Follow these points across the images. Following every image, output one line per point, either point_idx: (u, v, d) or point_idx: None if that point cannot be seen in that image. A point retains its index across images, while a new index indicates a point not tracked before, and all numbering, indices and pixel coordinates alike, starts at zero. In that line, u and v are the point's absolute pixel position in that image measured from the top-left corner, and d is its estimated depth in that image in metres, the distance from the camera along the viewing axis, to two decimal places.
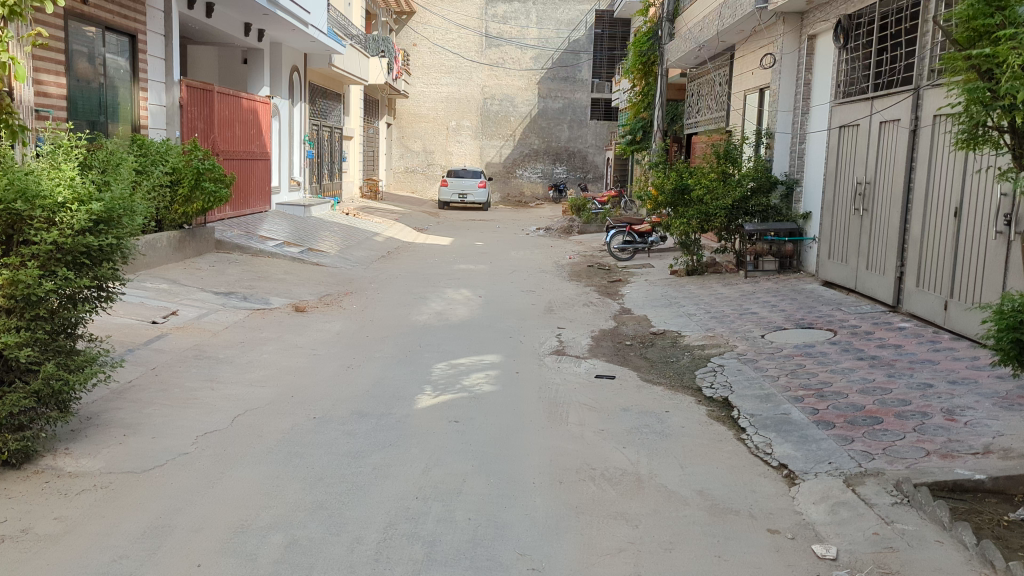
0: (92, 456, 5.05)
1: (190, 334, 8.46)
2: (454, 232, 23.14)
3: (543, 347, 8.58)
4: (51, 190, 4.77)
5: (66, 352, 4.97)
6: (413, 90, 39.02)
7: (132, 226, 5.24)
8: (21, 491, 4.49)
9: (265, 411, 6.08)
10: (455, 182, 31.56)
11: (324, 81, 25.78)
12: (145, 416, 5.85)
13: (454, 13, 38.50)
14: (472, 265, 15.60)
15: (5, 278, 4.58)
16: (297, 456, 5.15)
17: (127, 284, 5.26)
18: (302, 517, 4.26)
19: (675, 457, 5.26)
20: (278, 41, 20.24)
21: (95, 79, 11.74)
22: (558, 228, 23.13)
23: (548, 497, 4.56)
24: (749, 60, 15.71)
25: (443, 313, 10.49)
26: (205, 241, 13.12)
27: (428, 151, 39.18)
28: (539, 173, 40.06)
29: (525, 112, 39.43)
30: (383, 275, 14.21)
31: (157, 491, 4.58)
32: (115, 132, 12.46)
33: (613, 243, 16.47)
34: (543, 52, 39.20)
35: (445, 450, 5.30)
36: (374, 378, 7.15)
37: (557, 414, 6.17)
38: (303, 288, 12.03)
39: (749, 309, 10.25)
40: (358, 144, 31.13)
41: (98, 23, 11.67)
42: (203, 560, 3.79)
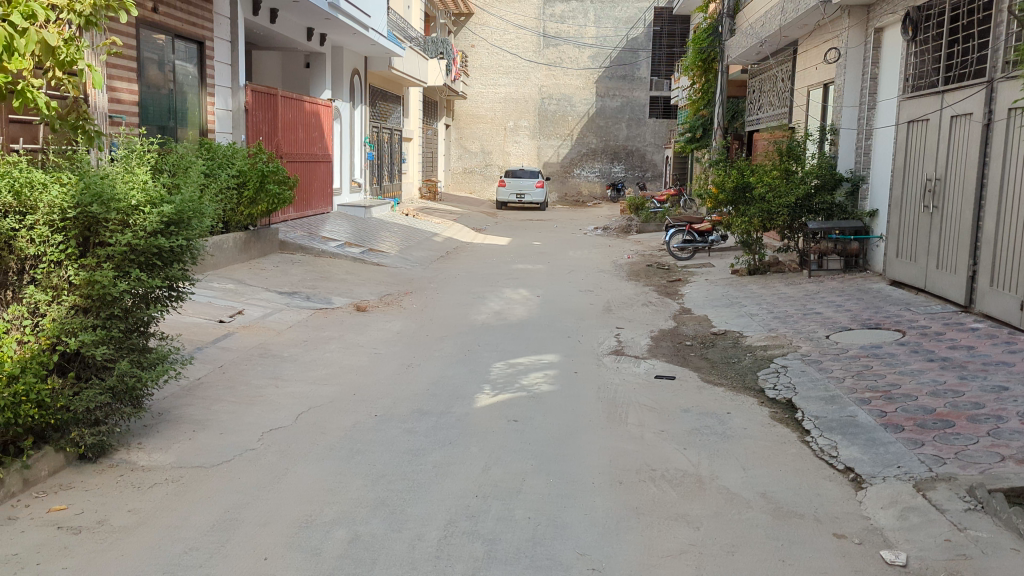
0: (164, 451, 5.22)
1: (255, 333, 8.66)
2: (512, 232, 23.20)
3: (602, 347, 8.54)
4: (125, 194, 4.95)
5: (139, 351, 5.15)
6: (471, 91, 39.22)
7: (201, 228, 5.40)
8: (97, 484, 4.66)
9: (328, 409, 6.19)
10: (514, 182, 31.63)
11: (383, 83, 26.13)
12: (213, 412, 6.02)
13: (512, 14, 38.60)
14: (530, 265, 15.62)
15: (83, 278, 4.75)
16: (360, 453, 5.24)
17: (195, 284, 5.42)
18: (364, 513, 4.32)
19: (737, 459, 5.19)
20: (339, 45, 20.60)
21: (164, 85, 12.12)
22: (616, 227, 22.99)
23: (608, 497, 4.55)
24: (813, 55, 15.37)
25: (501, 313, 10.53)
26: (269, 242, 13.42)
27: (486, 152, 39.34)
28: (597, 173, 39.89)
29: (583, 112, 39.31)
30: (442, 275, 14.33)
31: (224, 486, 4.71)
32: (184, 136, 12.84)
33: (672, 242, 16.30)
34: (601, 50, 39.00)
35: (505, 449, 5.32)
36: (434, 377, 7.22)
37: (616, 415, 6.14)
38: (364, 288, 12.21)
39: (813, 309, 10.04)
40: (417, 146, 31.45)
41: (168, 31, 12.05)
42: (270, 554, 3.88)
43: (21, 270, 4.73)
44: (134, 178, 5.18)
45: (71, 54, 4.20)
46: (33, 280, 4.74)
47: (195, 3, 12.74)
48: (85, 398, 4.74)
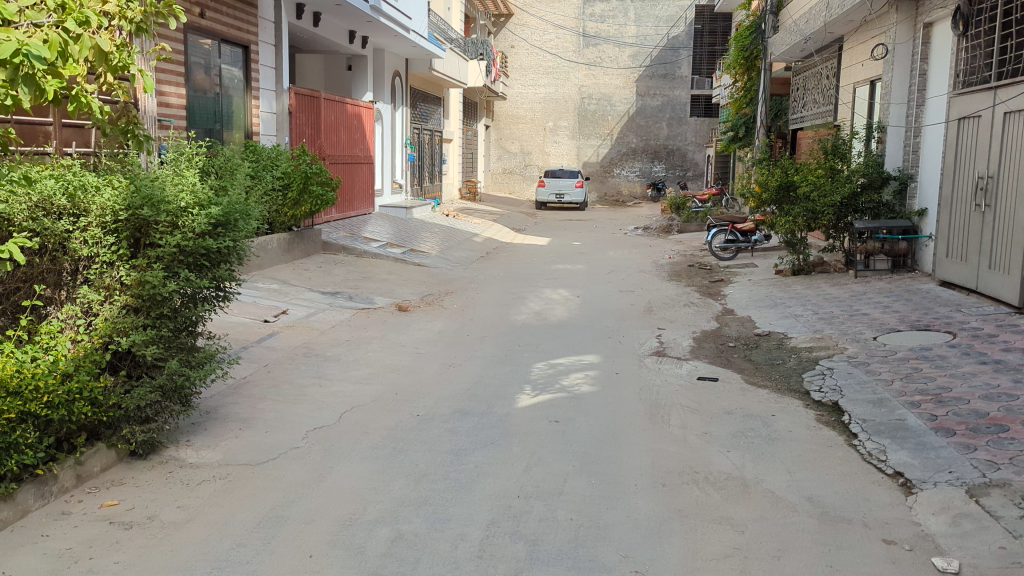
0: (211, 448, 5.31)
1: (299, 332, 8.79)
2: (552, 232, 23.17)
3: (643, 348, 8.49)
4: (174, 197, 5.05)
5: (188, 350, 5.24)
6: (511, 91, 39.29)
7: (247, 229, 5.48)
8: (148, 480, 4.77)
9: (371, 408, 6.25)
10: (553, 182, 31.58)
11: (424, 85, 26.28)
12: (258, 411, 6.11)
13: (552, 14, 38.57)
14: (570, 265, 15.58)
15: (134, 279, 4.85)
16: (402, 452, 5.28)
17: (242, 284, 5.50)
18: (407, 512, 4.36)
19: (782, 463, 5.12)
20: (381, 47, 20.79)
21: (211, 89, 12.35)
22: (657, 227, 22.81)
23: (651, 499, 4.52)
24: (860, 51, 15.10)
25: (542, 313, 10.52)
26: (313, 242, 13.60)
27: (525, 152, 39.34)
28: (638, 172, 39.63)
29: (623, 111, 39.09)
30: (483, 275, 14.37)
31: (271, 483, 4.77)
32: (229, 138, 13.07)
33: (714, 242, 16.13)
34: (642, 49, 38.75)
35: (546, 450, 5.32)
36: (475, 377, 7.24)
37: (658, 416, 6.10)
38: (405, 288, 12.30)
39: (860, 310, 9.86)
40: (457, 147, 31.58)
41: (214, 35, 12.28)
42: (316, 552, 3.92)
43: (75, 270, 4.85)
44: (183, 180, 5.28)
45: (123, 59, 4.28)
46: (86, 280, 4.86)
47: (241, 9, 12.97)
48: (136, 397, 4.84)
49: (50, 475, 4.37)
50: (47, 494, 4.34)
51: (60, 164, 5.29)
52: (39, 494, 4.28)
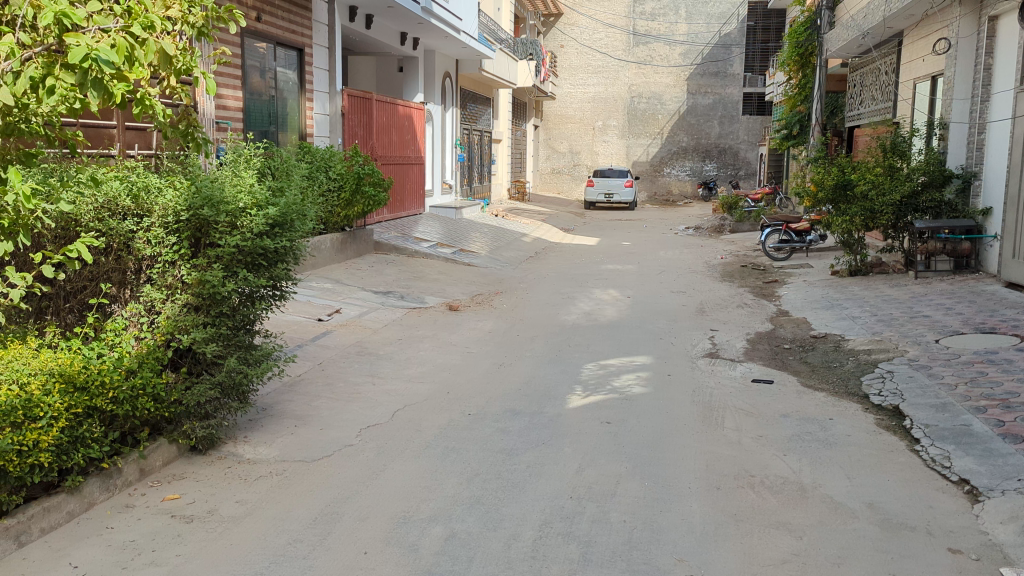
0: (268, 444, 5.41)
1: (351, 331, 8.90)
2: (601, 232, 23.05)
3: (696, 349, 8.40)
4: (233, 197, 5.12)
5: (246, 347, 5.31)
6: (560, 91, 39.22)
7: (304, 229, 5.51)
8: (207, 474, 4.88)
9: (423, 407, 6.30)
10: (602, 182, 31.43)
11: (474, 85, 26.40)
12: (313, 408, 6.20)
13: (602, 13, 38.39)
14: (620, 266, 15.48)
15: (194, 278, 4.95)
16: (454, 452, 5.30)
17: (298, 283, 5.55)
18: (460, 511, 4.38)
19: (841, 467, 5.01)
20: (431, 48, 20.94)
21: (266, 92, 12.58)
22: (708, 227, 22.52)
23: (706, 502, 4.46)
24: (920, 46, 14.73)
25: (592, 313, 10.49)
26: (365, 242, 13.76)
27: (574, 152, 39.26)
28: (688, 172, 39.21)
29: (673, 109, 38.69)
30: (532, 275, 14.36)
31: (326, 480, 4.84)
32: (285, 140, 13.30)
33: (768, 242, 15.88)
34: (693, 47, 38.30)
35: (598, 451, 5.29)
36: (525, 377, 7.24)
37: (712, 418, 6.02)
38: (456, 287, 12.36)
39: (921, 312, 9.60)
40: (507, 147, 31.65)
41: (270, 39, 12.51)
42: (370, 549, 3.97)
43: (139, 269, 5.00)
44: (241, 181, 5.37)
45: (188, 62, 4.41)
46: (149, 279, 5.00)
47: (296, 13, 13.22)
48: (196, 393, 4.94)
49: (114, 468, 4.49)
50: (112, 486, 4.46)
51: (125, 166, 5.46)
52: (104, 487, 4.39)
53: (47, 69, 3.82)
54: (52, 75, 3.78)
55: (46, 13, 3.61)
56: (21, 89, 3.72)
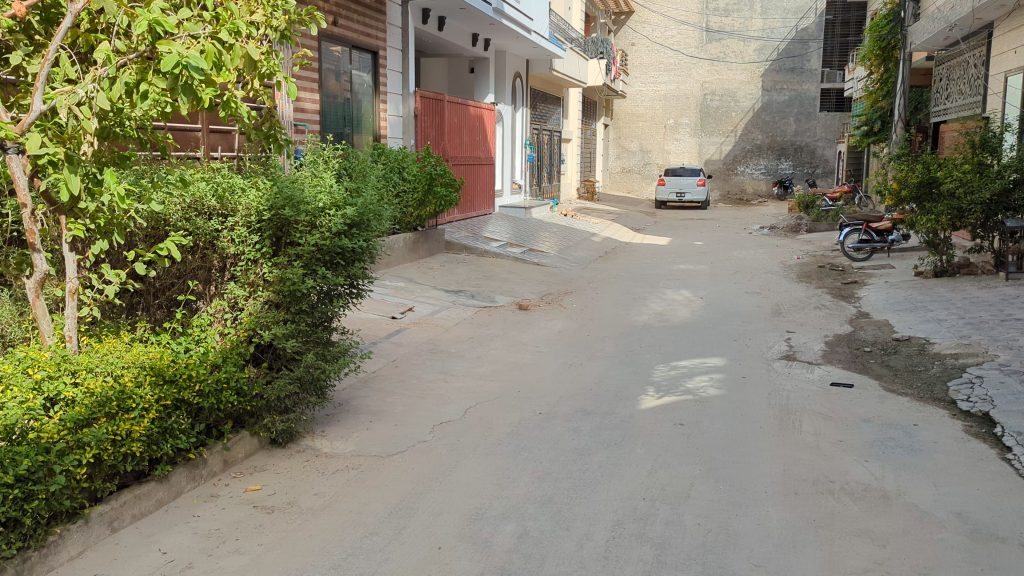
0: (344, 439, 5.53)
1: (424, 329, 9.02)
2: (672, 232, 22.74)
3: (772, 351, 8.24)
4: (313, 198, 5.23)
5: (324, 344, 5.40)
6: (631, 90, 38.91)
7: (380, 229, 5.59)
8: (287, 467, 5.01)
9: (495, 405, 6.34)
10: (674, 181, 31.03)
11: (544, 85, 26.44)
12: (387, 404, 6.31)
13: (674, 10, 37.89)
14: (691, 266, 15.28)
15: (275, 275, 5.09)
16: (525, 450, 5.31)
17: (374, 282, 5.63)
18: (532, 509, 4.39)
19: (926, 475, 4.84)
20: (503, 49, 21.05)
21: (341, 94, 12.84)
22: (784, 226, 22.02)
23: (784, 507, 4.37)
24: (1012, 38, 14.16)
25: (664, 314, 10.38)
26: (437, 242, 13.92)
27: (644, 151, 38.92)
28: (763, 170, 38.42)
29: (747, 107, 37.96)
30: (603, 275, 14.30)
31: (400, 475, 4.92)
32: (359, 142, 13.57)
33: (847, 242, 15.44)
34: (768, 43, 37.54)
35: (671, 452, 5.24)
36: (596, 377, 7.21)
37: (788, 422, 5.89)
38: (526, 287, 12.38)
39: (1012, 315, 9.18)
40: (576, 147, 31.55)
41: (345, 42, 12.76)
42: (443, 544, 4.01)
43: (223, 267, 5.19)
44: (320, 182, 5.49)
45: (272, 67, 4.55)
46: (233, 276, 5.18)
47: (370, 15, 13.46)
48: (276, 387, 5.08)
49: (200, 459, 4.64)
50: (198, 476, 4.62)
51: (211, 168, 5.67)
52: (190, 476, 4.56)
53: (141, 74, 3.99)
54: (145, 80, 3.95)
55: (141, 21, 3.77)
56: (116, 95, 3.90)
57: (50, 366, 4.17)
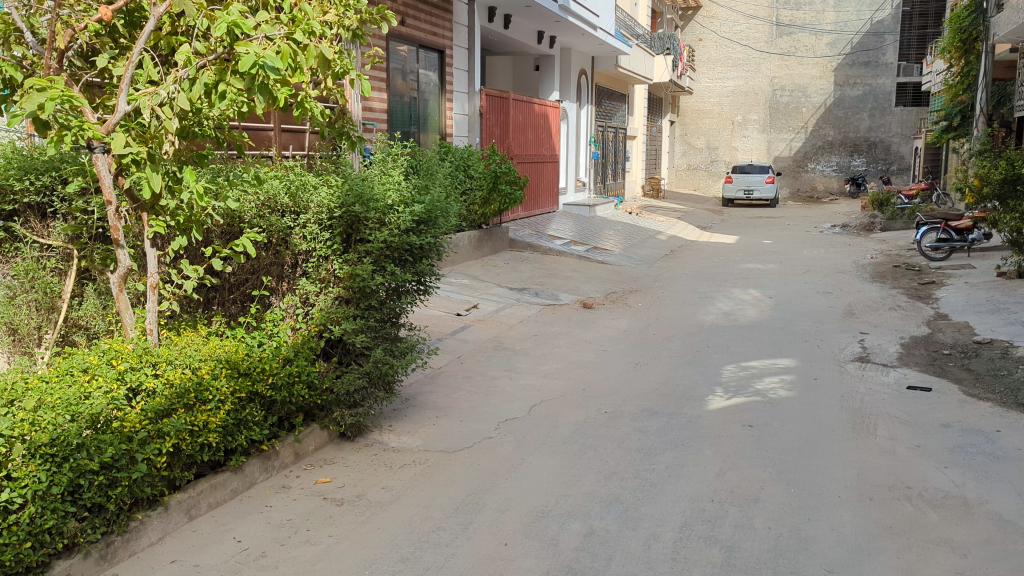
0: (411, 434, 5.59)
1: (489, 325, 9.07)
2: (740, 230, 22.32)
3: (845, 353, 8.02)
4: (382, 195, 5.31)
5: (392, 340, 5.46)
6: (698, 86, 38.38)
7: (448, 226, 5.63)
8: (356, 460, 5.10)
9: (560, 403, 6.33)
10: (742, 178, 30.48)
11: (610, 82, 26.29)
12: (453, 400, 6.36)
13: (743, 4, 37.18)
14: (760, 265, 14.99)
15: (346, 272, 5.18)
16: (591, 449, 5.29)
17: (441, 279, 5.68)
18: (598, 508, 4.36)
19: (1010, 483, 4.65)
20: (568, 46, 21.01)
21: (408, 93, 12.97)
22: (858, 224, 21.40)
23: (857, 513, 4.25)
24: None
25: (732, 313, 10.21)
26: (501, 240, 13.96)
27: (711, 148, 38.37)
28: (835, 167, 37.40)
29: (819, 102, 37.04)
30: (669, 273, 14.13)
31: (466, 471, 4.95)
32: (426, 140, 13.70)
33: (924, 241, 14.94)
34: (842, 36, 36.55)
35: (740, 454, 5.15)
36: (662, 376, 7.14)
37: (863, 426, 5.72)
38: (591, 285, 12.33)
39: None
40: (642, 144, 31.29)
41: (413, 42, 12.91)
42: (510, 540, 4.02)
43: (296, 263, 5.31)
44: (389, 180, 5.57)
45: (344, 65, 4.67)
46: (305, 272, 5.28)
47: (438, 15, 13.61)
48: (345, 381, 5.16)
49: (272, 450, 4.75)
50: (271, 467, 4.73)
51: (285, 166, 5.79)
52: (263, 467, 4.67)
53: (219, 74, 4.09)
54: (223, 80, 4.06)
55: (220, 23, 3.88)
56: (196, 95, 4.02)
57: (133, 357, 4.28)
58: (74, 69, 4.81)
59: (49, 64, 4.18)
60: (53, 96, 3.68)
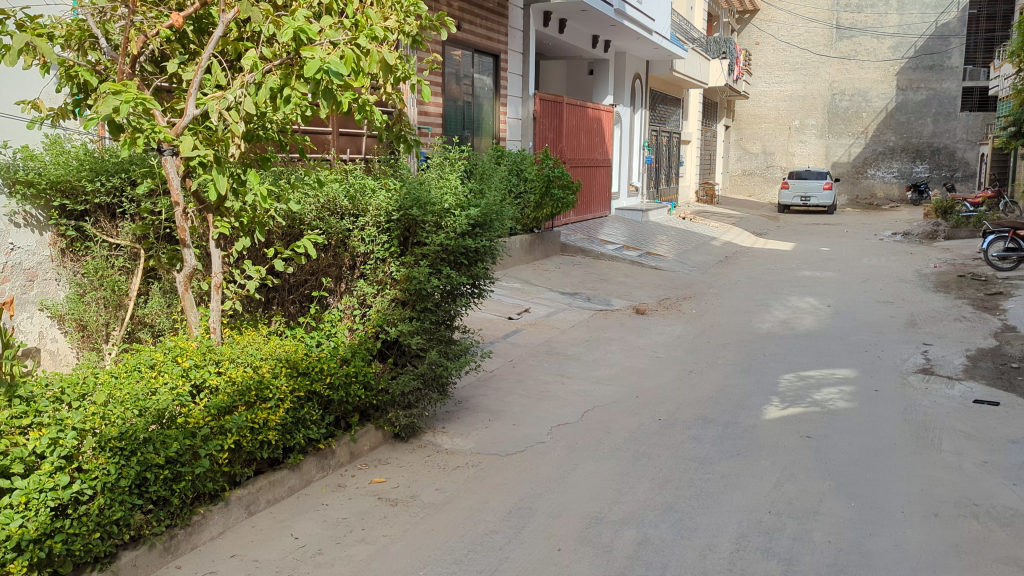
0: (464, 436, 5.61)
1: (541, 330, 9.06)
2: (797, 237, 21.90)
3: (906, 364, 7.82)
4: (439, 199, 5.35)
5: (446, 342, 5.48)
6: (754, 90, 37.85)
7: (503, 230, 5.65)
8: (410, 461, 5.14)
9: (613, 409, 6.29)
10: (799, 184, 29.90)
11: (664, 87, 26.11)
12: (505, 404, 6.37)
13: (802, 7, 36.59)
14: (818, 272, 14.69)
15: (403, 274, 5.23)
16: (644, 456, 5.24)
17: (496, 283, 5.68)
18: (652, 516, 4.33)
19: None
20: (623, 50, 20.93)
21: (462, 97, 13.04)
22: (920, 232, 20.83)
23: (922, 529, 4.14)
24: None
25: (788, 321, 10.03)
26: (552, 245, 13.96)
27: (767, 153, 37.78)
28: (896, 174, 36.41)
29: (880, 107, 36.20)
30: (723, 280, 13.94)
31: (519, 475, 4.95)
32: (479, 144, 13.76)
33: (991, 250, 14.48)
34: (905, 39, 35.76)
35: (798, 465, 5.05)
36: (717, 384, 7.04)
37: (927, 440, 5.56)
38: (643, 291, 12.23)
39: None
40: (696, 148, 30.93)
41: (468, 46, 13.00)
42: (563, 546, 4.01)
43: (354, 265, 5.38)
44: (446, 184, 5.61)
45: (406, 71, 4.74)
46: (363, 274, 5.35)
47: (493, 19, 13.66)
48: (400, 383, 5.21)
49: (329, 449, 4.82)
50: (327, 466, 4.80)
51: (344, 169, 5.87)
52: (320, 466, 4.73)
53: (284, 79, 4.16)
54: (288, 85, 4.13)
55: (286, 29, 3.96)
56: (262, 100, 4.09)
57: (197, 355, 4.37)
58: (146, 75, 4.97)
59: (122, 69, 4.33)
60: (127, 100, 3.80)
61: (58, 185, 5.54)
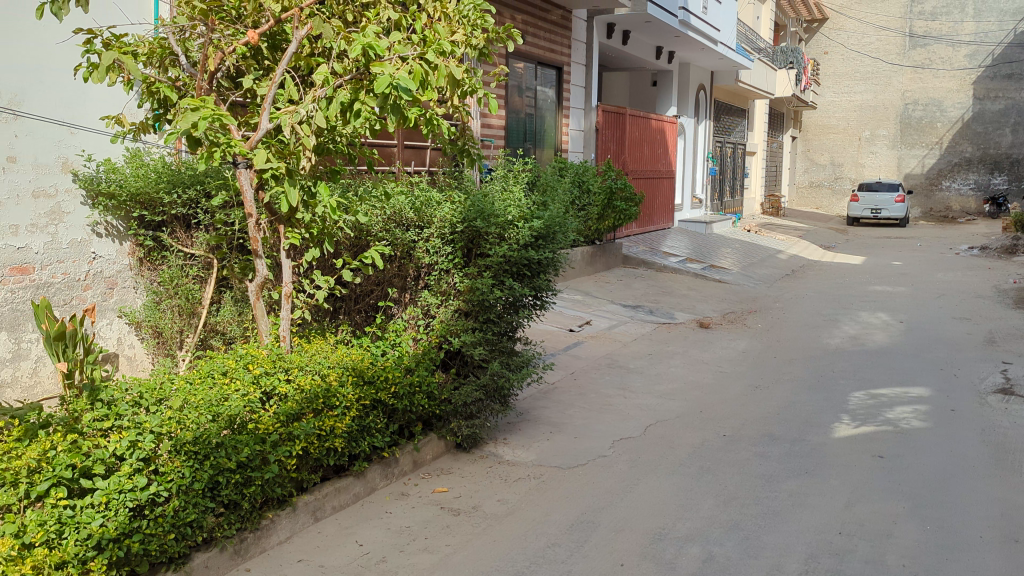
0: (526, 448, 5.61)
1: (602, 342, 9.02)
2: (867, 251, 21.32)
3: (985, 383, 7.52)
4: (502, 211, 5.38)
5: (508, 353, 5.50)
6: (822, 100, 37.18)
7: (566, 241, 5.65)
8: (472, 471, 5.16)
9: (676, 424, 6.21)
10: (869, 196, 29.14)
11: (730, 97, 25.83)
12: (567, 416, 6.35)
13: (874, 15, 35.79)
14: (890, 287, 14.27)
15: (466, 285, 5.28)
16: (708, 473, 5.16)
17: (558, 295, 5.67)
18: (717, 533, 4.25)
19: None
20: (688, 61, 20.78)
21: (525, 109, 13.12)
22: (998, 247, 20.05)
23: (1002, 555, 3.97)
24: None
25: (858, 337, 9.76)
26: (614, 257, 13.90)
27: (836, 165, 37.13)
28: (972, 185, 35.10)
29: (955, 117, 34.89)
30: (790, 294, 13.66)
31: (582, 488, 4.93)
32: (542, 156, 13.81)
33: None
34: (982, 47, 34.35)
35: (870, 485, 4.91)
36: (784, 401, 6.89)
37: (1007, 462, 5.33)
38: (707, 304, 12.07)
39: None
40: (762, 159, 30.45)
41: (531, 59, 13.08)
42: (627, 561, 3.97)
43: (419, 275, 5.45)
44: (509, 196, 5.63)
45: (472, 84, 4.80)
46: (427, 285, 5.41)
47: (557, 32, 13.72)
48: (463, 393, 5.23)
49: (393, 458, 4.87)
50: (391, 474, 4.85)
51: (410, 181, 5.95)
52: (384, 474, 4.79)
53: (354, 93, 4.24)
54: (359, 99, 4.21)
55: (357, 45, 4.03)
56: (334, 114, 4.18)
57: (267, 363, 4.46)
58: (222, 90, 5.14)
59: (201, 85, 4.49)
60: (205, 116, 3.94)
61: (138, 197, 5.75)
